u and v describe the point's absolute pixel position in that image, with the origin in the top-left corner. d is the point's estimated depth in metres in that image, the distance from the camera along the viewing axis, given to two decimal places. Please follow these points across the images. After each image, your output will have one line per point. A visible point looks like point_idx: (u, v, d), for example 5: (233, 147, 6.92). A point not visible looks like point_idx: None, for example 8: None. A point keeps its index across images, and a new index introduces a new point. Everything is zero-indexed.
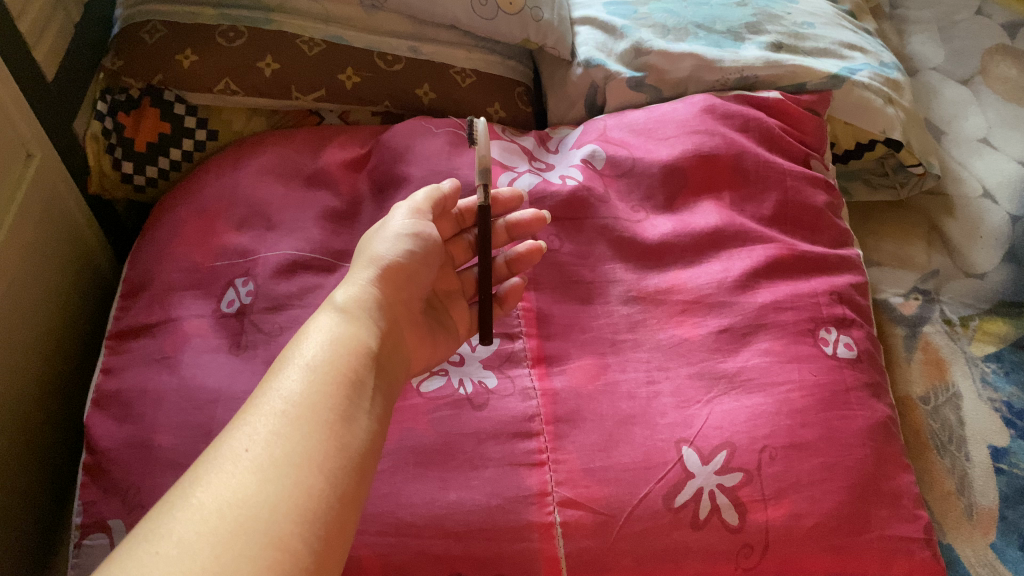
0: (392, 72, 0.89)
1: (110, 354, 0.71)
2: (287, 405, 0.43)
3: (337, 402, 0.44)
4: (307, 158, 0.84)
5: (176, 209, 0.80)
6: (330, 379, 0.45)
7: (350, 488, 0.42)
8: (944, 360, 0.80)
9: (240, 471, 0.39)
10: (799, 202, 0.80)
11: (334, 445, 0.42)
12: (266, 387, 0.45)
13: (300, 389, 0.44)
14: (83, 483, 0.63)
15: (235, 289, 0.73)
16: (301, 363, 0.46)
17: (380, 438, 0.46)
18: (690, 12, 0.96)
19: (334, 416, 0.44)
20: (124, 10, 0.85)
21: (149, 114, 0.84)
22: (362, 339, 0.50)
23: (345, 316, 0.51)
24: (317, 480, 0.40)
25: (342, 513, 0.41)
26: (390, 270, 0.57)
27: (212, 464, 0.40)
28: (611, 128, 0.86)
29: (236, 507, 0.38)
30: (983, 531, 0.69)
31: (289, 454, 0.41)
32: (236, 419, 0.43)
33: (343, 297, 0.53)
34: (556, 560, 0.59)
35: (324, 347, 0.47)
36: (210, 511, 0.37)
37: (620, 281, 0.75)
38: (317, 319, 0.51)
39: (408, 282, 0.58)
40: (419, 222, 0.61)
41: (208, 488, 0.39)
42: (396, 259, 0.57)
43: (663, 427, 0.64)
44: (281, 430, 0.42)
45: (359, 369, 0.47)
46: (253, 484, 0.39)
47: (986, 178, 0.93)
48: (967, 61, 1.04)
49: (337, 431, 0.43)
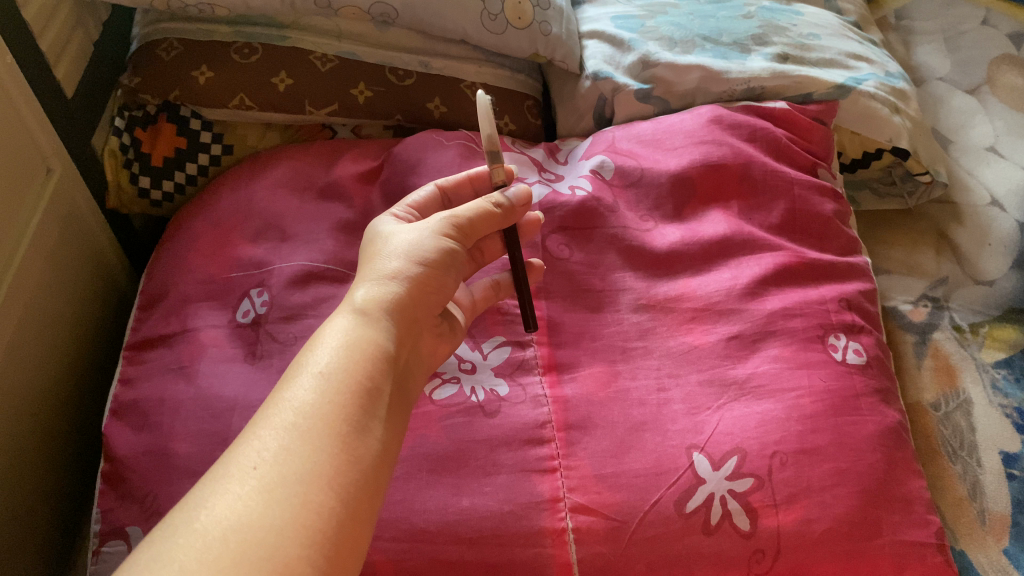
0: (403, 86, 0.91)
1: (128, 364, 0.72)
2: (297, 417, 0.43)
3: (351, 414, 0.45)
4: (321, 172, 0.86)
5: (193, 222, 0.81)
6: (344, 389, 0.46)
7: (361, 503, 0.42)
8: (955, 367, 0.80)
9: (247, 491, 0.40)
10: (807, 210, 0.81)
11: (346, 459, 0.43)
12: (278, 395, 0.45)
13: (313, 400, 0.44)
14: (102, 491, 0.64)
15: (250, 300, 0.75)
16: (314, 370, 0.46)
17: (395, 447, 0.47)
18: (696, 25, 0.97)
19: (347, 428, 0.44)
20: (141, 28, 0.88)
21: (165, 128, 0.86)
22: (379, 344, 0.50)
23: (362, 318, 0.51)
24: (326, 499, 0.40)
25: (353, 531, 0.41)
26: (413, 278, 0.55)
27: (220, 481, 0.40)
28: (619, 139, 0.87)
29: (240, 532, 0.38)
30: (996, 537, 0.69)
31: (298, 472, 0.41)
32: (247, 430, 0.43)
33: (362, 298, 0.52)
34: (569, 565, 0.59)
35: (339, 354, 0.48)
36: (213, 537, 0.37)
37: (630, 289, 0.75)
38: (334, 320, 0.51)
39: (432, 290, 0.56)
40: (454, 223, 0.58)
41: (213, 511, 0.39)
42: (426, 263, 0.55)
43: (675, 434, 0.65)
44: (291, 445, 0.42)
45: (375, 377, 0.48)
46: (259, 506, 0.39)
47: (994, 186, 0.93)
48: (975, 70, 1.04)
49: (350, 444, 0.43)
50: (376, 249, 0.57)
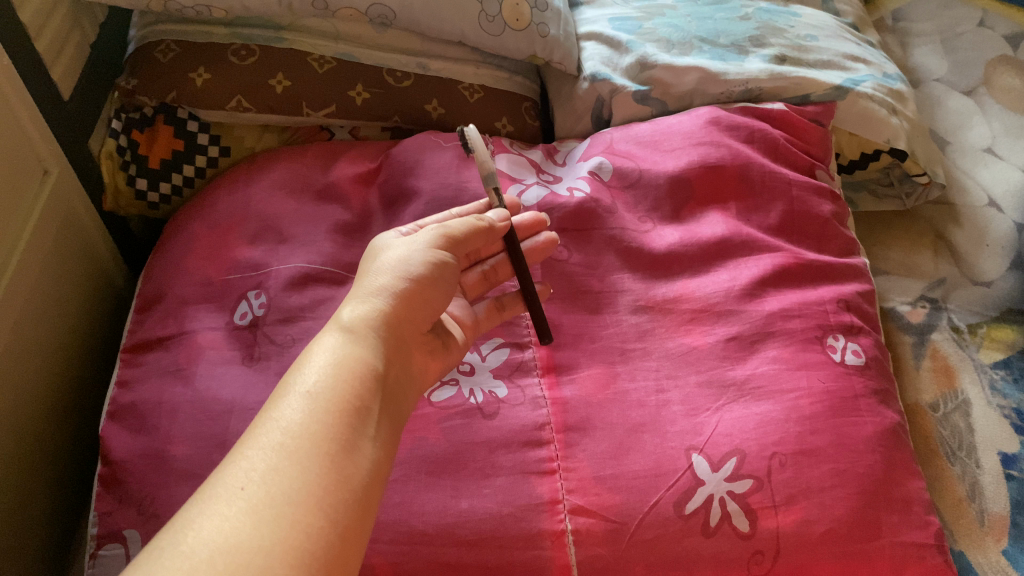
0: (401, 88, 0.91)
1: (126, 366, 0.72)
2: (286, 438, 0.42)
3: (340, 432, 0.44)
4: (318, 174, 0.86)
5: (190, 224, 0.81)
6: (333, 407, 0.45)
7: (353, 523, 0.41)
8: (953, 368, 0.80)
9: (235, 513, 0.39)
10: (805, 211, 0.81)
11: (336, 478, 0.42)
12: (266, 416, 0.44)
13: (300, 419, 0.44)
14: (99, 494, 0.64)
15: (248, 302, 0.75)
16: (302, 391, 0.45)
17: (386, 465, 0.46)
18: (694, 26, 0.97)
19: (335, 446, 0.43)
20: (137, 30, 0.88)
21: (162, 131, 0.86)
22: (368, 361, 0.49)
23: (350, 335, 0.50)
24: (316, 520, 0.40)
25: (343, 551, 0.40)
26: (402, 293, 0.54)
27: (207, 503, 0.39)
28: (618, 141, 0.87)
29: (227, 555, 0.37)
30: (995, 538, 0.69)
31: (286, 492, 0.40)
32: (234, 451, 0.43)
33: (349, 316, 0.52)
34: (568, 567, 0.59)
35: (327, 372, 0.47)
36: (199, 559, 0.36)
37: (629, 290, 0.75)
38: (322, 338, 0.50)
39: (421, 305, 0.56)
40: (442, 238, 0.59)
41: (199, 533, 0.38)
42: (413, 278, 0.55)
43: (673, 435, 0.65)
44: (280, 465, 0.41)
45: (365, 395, 0.47)
46: (247, 528, 0.38)
47: (992, 187, 0.93)
48: (972, 72, 1.04)
49: (339, 464, 0.43)
50: (366, 268, 0.57)
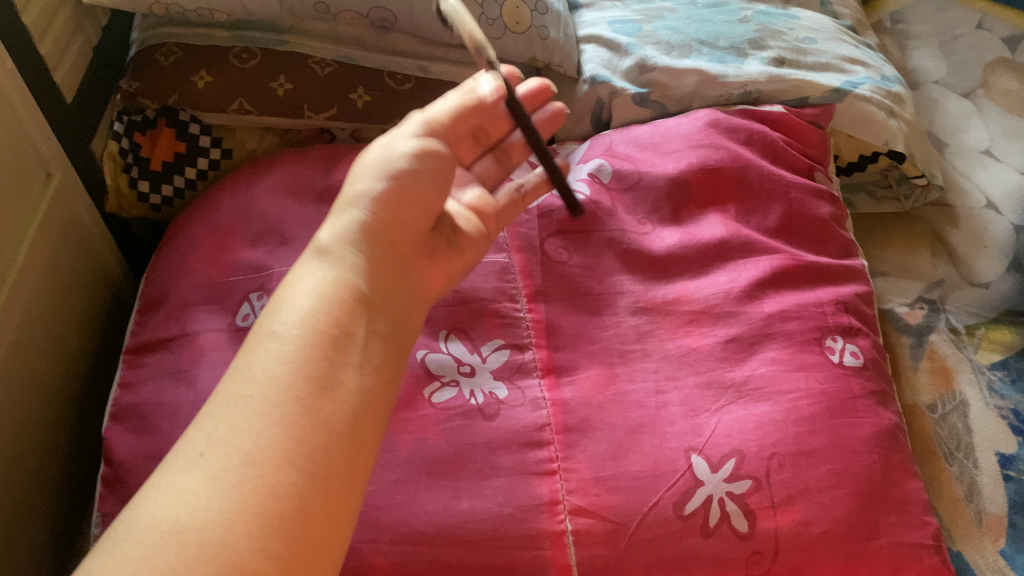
0: (402, 91, 0.91)
1: (129, 368, 0.73)
2: (254, 393, 0.40)
3: (316, 367, 0.41)
4: (319, 176, 0.86)
5: (192, 226, 0.82)
6: (307, 344, 0.42)
7: (333, 466, 0.39)
8: (951, 369, 0.80)
9: (200, 475, 0.37)
10: (803, 213, 0.82)
11: (311, 422, 0.39)
12: (238, 364, 0.41)
13: (272, 364, 0.41)
14: (102, 494, 0.65)
15: (250, 303, 0.75)
16: (275, 335, 0.42)
17: (375, 395, 0.43)
18: (693, 29, 0.98)
19: (311, 385, 0.40)
20: (139, 33, 0.88)
21: (164, 133, 0.87)
22: (348, 287, 0.45)
23: (329, 260, 0.46)
24: (288, 475, 0.38)
25: (322, 499, 0.38)
26: (385, 199, 0.49)
27: (173, 466, 0.38)
28: (617, 143, 0.87)
29: (189, 523, 0.35)
30: (993, 538, 0.69)
31: (252, 449, 0.38)
32: (206, 406, 0.40)
33: (328, 238, 0.47)
34: (568, 567, 0.60)
35: (306, 308, 0.43)
36: (162, 527, 0.35)
37: (628, 292, 0.76)
38: (302, 266, 0.46)
39: (412, 201, 0.51)
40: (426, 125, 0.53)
41: (166, 495, 0.37)
42: (395, 175, 0.50)
43: (672, 436, 0.65)
44: (247, 423, 0.39)
45: (343, 324, 0.43)
46: (211, 493, 0.36)
47: (989, 189, 0.94)
48: (969, 75, 1.05)
49: (316, 405, 0.40)
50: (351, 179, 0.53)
